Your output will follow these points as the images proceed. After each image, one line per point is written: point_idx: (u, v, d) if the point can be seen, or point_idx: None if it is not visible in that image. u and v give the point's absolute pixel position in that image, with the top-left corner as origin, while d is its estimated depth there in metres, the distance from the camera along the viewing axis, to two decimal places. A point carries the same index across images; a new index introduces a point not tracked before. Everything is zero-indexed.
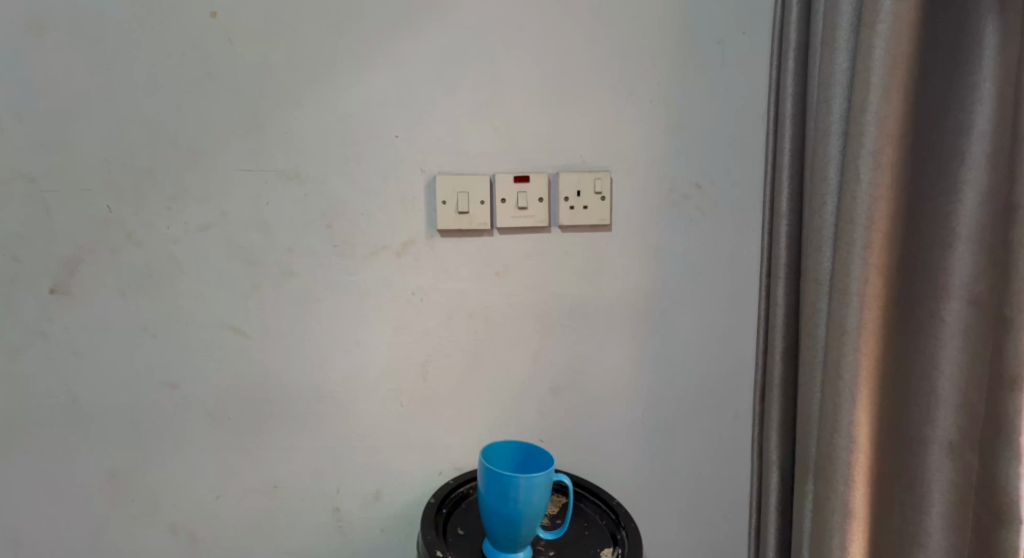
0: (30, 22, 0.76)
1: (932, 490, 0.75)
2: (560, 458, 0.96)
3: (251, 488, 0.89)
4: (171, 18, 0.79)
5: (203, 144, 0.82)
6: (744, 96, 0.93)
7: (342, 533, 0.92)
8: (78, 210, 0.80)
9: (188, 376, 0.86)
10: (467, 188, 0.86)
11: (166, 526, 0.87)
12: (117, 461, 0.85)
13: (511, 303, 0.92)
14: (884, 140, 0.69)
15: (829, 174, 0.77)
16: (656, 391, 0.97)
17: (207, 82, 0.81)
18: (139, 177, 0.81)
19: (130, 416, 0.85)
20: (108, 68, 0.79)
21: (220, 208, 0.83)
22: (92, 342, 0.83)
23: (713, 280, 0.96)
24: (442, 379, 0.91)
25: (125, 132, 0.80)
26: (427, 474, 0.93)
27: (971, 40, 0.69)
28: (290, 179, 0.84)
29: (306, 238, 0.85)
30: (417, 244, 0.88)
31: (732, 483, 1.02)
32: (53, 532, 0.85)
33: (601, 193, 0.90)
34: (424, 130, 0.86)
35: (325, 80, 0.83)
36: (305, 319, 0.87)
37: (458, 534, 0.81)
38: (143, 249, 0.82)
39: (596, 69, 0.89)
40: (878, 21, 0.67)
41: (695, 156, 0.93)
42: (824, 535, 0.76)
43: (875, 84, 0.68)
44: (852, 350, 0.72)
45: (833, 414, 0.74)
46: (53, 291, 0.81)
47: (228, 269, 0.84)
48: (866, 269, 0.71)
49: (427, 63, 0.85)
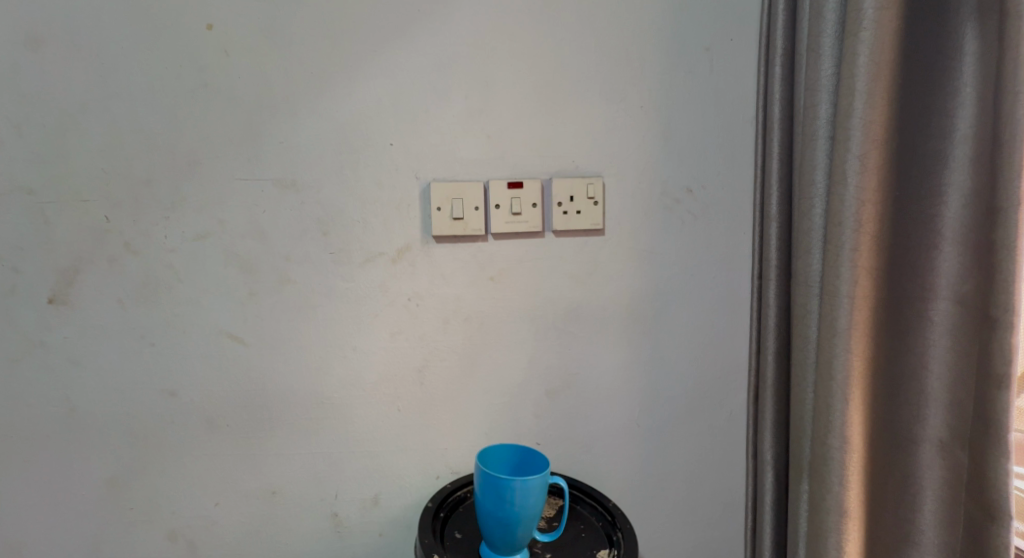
0: (29, 37, 0.78)
1: (924, 489, 0.74)
2: (557, 461, 0.97)
3: (251, 494, 0.90)
4: (166, 31, 0.80)
5: (199, 155, 0.83)
6: (733, 101, 0.93)
7: (341, 537, 0.93)
8: (77, 221, 0.82)
9: (187, 383, 0.87)
10: (461, 195, 0.87)
11: (166, 532, 0.89)
12: (119, 467, 0.87)
13: (506, 308, 0.92)
14: (870, 144, 0.70)
15: (817, 179, 0.78)
16: (651, 394, 0.98)
17: (201, 94, 0.82)
18: (137, 187, 0.82)
19: (129, 422, 0.86)
20: (105, 82, 0.80)
21: (218, 217, 0.84)
22: (91, 351, 0.84)
23: (707, 282, 0.97)
24: (440, 382, 0.92)
25: (122, 144, 0.81)
26: (425, 477, 0.94)
27: (952, 46, 0.69)
28: (286, 188, 0.85)
29: (302, 246, 0.86)
30: (412, 250, 0.89)
31: (729, 484, 1.03)
32: (51, 539, 0.87)
33: (595, 198, 0.91)
34: (418, 138, 0.87)
35: (319, 91, 0.84)
36: (301, 326, 0.88)
37: (456, 537, 0.82)
38: (142, 259, 0.84)
39: (586, 76, 0.89)
40: (862, 29, 0.68)
41: (686, 160, 0.93)
42: (819, 535, 0.76)
43: (859, 90, 0.69)
44: (843, 350, 0.73)
45: (825, 416, 0.75)
46: (52, 300, 0.83)
47: (224, 278, 0.85)
48: (854, 271, 0.72)
49: (419, 72, 0.86)
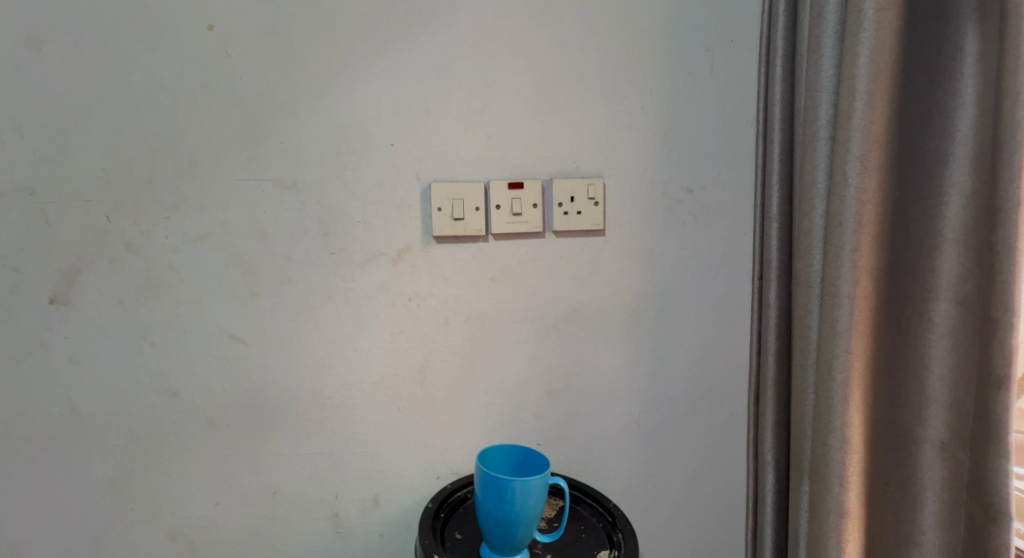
0: (30, 38, 0.78)
1: (924, 490, 0.74)
2: (557, 462, 0.97)
3: (251, 494, 0.90)
4: (168, 32, 0.81)
5: (201, 155, 0.83)
6: (733, 101, 0.93)
7: (342, 537, 0.93)
8: (79, 221, 0.82)
9: (187, 383, 0.87)
10: (462, 195, 0.87)
11: (166, 533, 0.89)
12: (119, 467, 0.87)
13: (506, 308, 0.93)
14: (870, 144, 0.70)
15: (817, 180, 0.78)
16: (652, 394, 0.98)
17: (202, 94, 0.82)
18: (138, 187, 0.82)
19: (130, 422, 0.86)
20: (106, 82, 0.80)
21: (218, 217, 0.84)
22: (92, 351, 0.84)
23: (707, 283, 0.97)
24: (440, 383, 0.92)
25: (123, 144, 0.82)
26: (425, 478, 0.94)
27: (952, 47, 0.69)
28: (287, 189, 0.85)
29: (302, 247, 0.86)
30: (413, 251, 0.89)
31: (729, 485, 1.02)
32: (51, 539, 0.87)
33: (595, 199, 0.91)
34: (418, 138, 0.87)
35: (320, 92, 0.84)
36: (302, 327, 0.88)
37: (456, 538, 0.82)
38: (143, 259, 0.84)
39: (586, 77, 0.90)
40: (862, 29, 0.68)
41: (686, 161, 0.93)
42: (818, 535, 0.76)
43: (859, 91, 0.69)
44: (843, 351, 0.73)
45: (825, 416, 0.75)
46: (53, 301, 0.83)
47: (225, 278, 0.86)
48: (855, 272, 0.72)
49: (420, 72, 0.86)
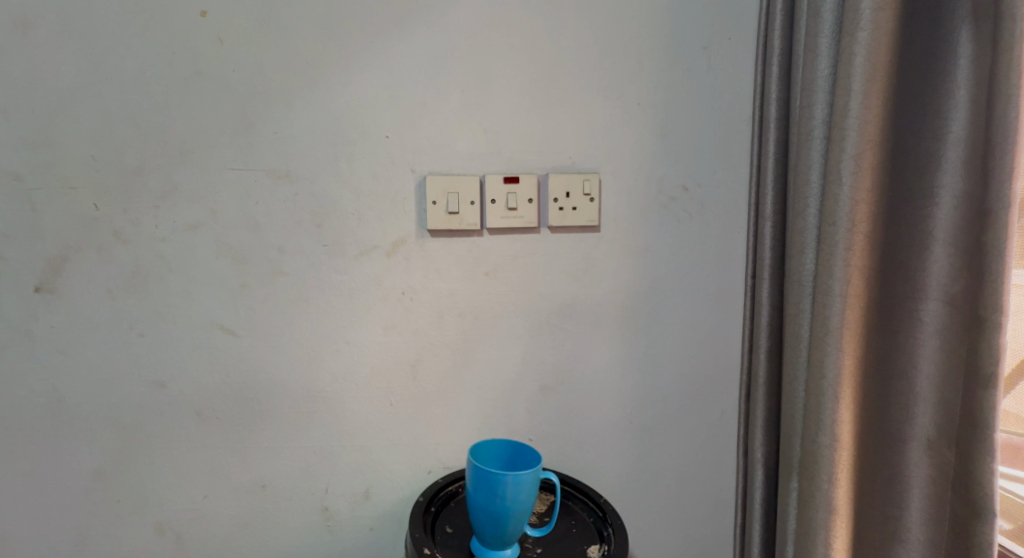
0: (18, 19, 0.77)
1: (911, 487, 0.75)
2: (548, 457, 0.97)
3: (240, 487, 0.89)
4: (160, 17, 0.79)
5: (193, 143, 0.82)
6: (729, 100, 0.94)
7: (331, 532, 0.93)
8: (66, 208, 0.81)
9: (176, 375, 0.86)
10: (457, 189, 0.87)
11: (153, 525, 0.88)
12: (106, 459, 0.86)
13: (501, 303, 0.92)
14: (865, 144, 0.70)
15: (812, 178, 0.78)
16: (644, 390, 0.98)
17: (194, 81, 0.81)
18: (128, 176, 0.81)
19: (117, 413, 0.85)
20: (96, 67, 0.79)
21: (210, 207, 0.83)
22: (79, 341, 0.83)
23: (700, 281, 0.97)
24: (432, 377, 0.92)
25: (113, 131, 0.80)
26: (416, 473, 0.94)
27: (947, 49, 0.70)
28: (280, 179, 0.84)
29: (294, 238, 0.86)
30: (406, 244, 0.88)
31: (719, 482, 1.03)
32: (32, 532, 0.85)
33: (590, 194, 0.91)
34: (415, 131, 0.86)
35: (316, 82, 0.83)
36: (294, 319, 0.87)
37: (446, 532, 0.82)
38: (131, 248, 0.82)
39: (583, 72, 0.89)
40: (858, 29, 0.69)
41: (681, 158, 0.94)
42: (808, 532, 0.77)
43: (855, 89, 0.70)
44: (835, 349, 0.74)
45: (816, 413, 0.76)
46: (38, 289, 0.81)
47: (216, 270, 0.85)
48: (847, 270, 0.72)
49: (417, 64, 0.85)
